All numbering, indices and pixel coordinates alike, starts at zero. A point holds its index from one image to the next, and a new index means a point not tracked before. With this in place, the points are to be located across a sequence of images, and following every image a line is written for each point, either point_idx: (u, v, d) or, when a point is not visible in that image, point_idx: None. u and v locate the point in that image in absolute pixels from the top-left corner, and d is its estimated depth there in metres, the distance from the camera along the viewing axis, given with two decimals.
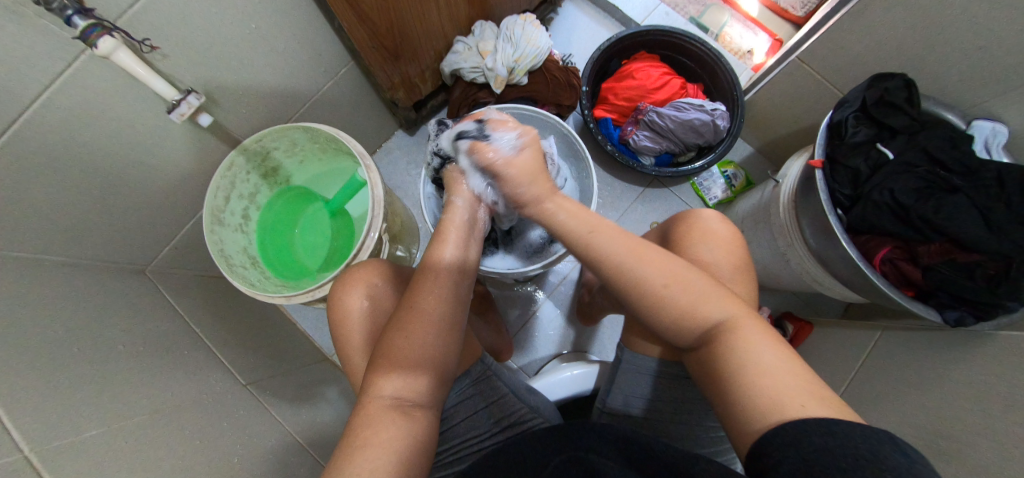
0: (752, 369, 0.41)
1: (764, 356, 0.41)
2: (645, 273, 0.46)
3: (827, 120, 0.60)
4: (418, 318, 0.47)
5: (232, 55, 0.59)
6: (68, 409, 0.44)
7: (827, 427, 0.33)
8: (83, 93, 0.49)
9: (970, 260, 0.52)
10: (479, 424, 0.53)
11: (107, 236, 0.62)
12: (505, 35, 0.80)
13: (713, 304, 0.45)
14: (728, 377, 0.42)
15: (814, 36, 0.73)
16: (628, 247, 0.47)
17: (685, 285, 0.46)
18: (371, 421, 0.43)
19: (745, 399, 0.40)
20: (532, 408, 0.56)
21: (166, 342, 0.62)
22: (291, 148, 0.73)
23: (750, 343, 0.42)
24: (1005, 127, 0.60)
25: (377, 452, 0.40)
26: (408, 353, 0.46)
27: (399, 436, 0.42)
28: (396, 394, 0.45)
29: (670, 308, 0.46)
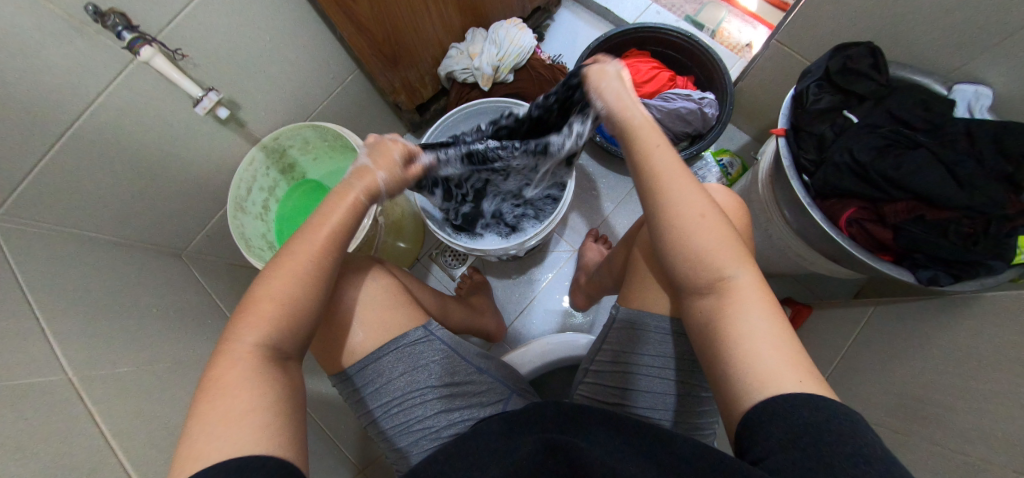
0: (747, 333, 0.40)
1: (756, 322, 0.40)
2: (683, 205, 0.45)
3: (791, 92, 0.62)
4: (288, 266, 0.43)
5: (252, 64, 0.70)
6: (107, 349, 0.53)
7: (814, 403, 0.34)
8: (132, 96, 0.60)
9: (941, 217, 0.51)
10: (417, 382, 0.56)
11: (151, 221, 0.73)
12: (491, 38, 0.88)
13: (733, 259, 0.43)
14: (722, 336, 0.41)
15: (790, 16, 0.72)
16: (674, 180, 0.46)
17: (713, 231, 0.44)
18: (229, 380, 0.37)
19: (738, 357, 0.39)
20: (476, 369, 0.59)
21: (193, 311, 0.72)
22: (305, 146, 0.83)
23: (747, 306, 0.41)
24: (988, 88, 0.59)
25: (240, 419, 0.35)
26: (274, 308, 0.41)
27: (261, 395, 0.37)
28: (255, 343, 0.40)
29: (697, 242, 0.44)
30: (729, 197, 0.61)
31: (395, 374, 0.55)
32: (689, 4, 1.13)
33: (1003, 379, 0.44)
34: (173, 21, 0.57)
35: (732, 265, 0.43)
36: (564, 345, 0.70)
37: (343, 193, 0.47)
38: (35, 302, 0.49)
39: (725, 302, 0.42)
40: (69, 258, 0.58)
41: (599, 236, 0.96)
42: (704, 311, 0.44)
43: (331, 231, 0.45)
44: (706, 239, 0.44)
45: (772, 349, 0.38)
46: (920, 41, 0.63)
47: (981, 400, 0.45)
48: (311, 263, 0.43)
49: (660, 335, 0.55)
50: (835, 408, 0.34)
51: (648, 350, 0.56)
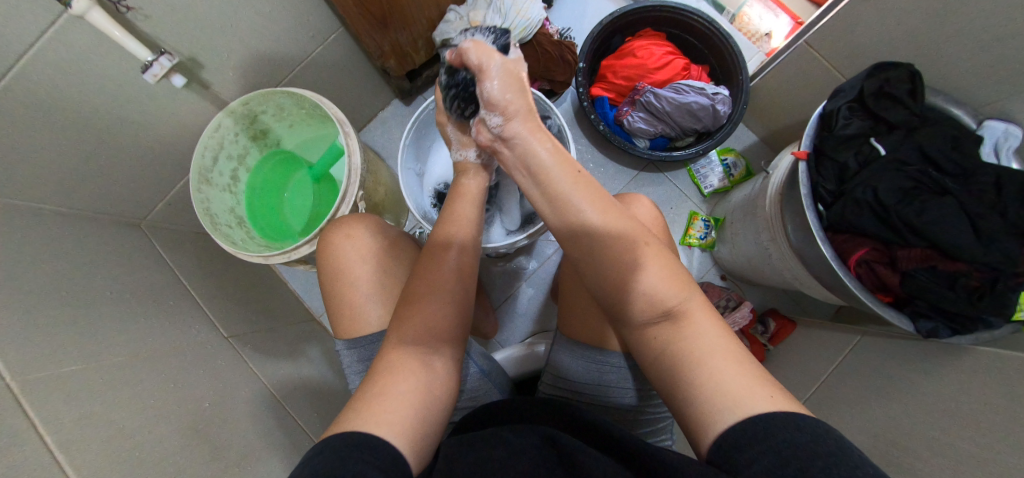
0: (705, 352, 0.38)
1: (707, 339, 0.39)
2: (616, 241, 0.41)
3: (819, 109, 0.57)
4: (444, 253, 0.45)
5: (216, 18, 0.60)
6: (62, 348, 0.47)
7: (797, 422, 0.32)
8: (69, 51, 0.51)
9: (952, 269, 0.50)
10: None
11: (102, 190, 0.65)
12: (495, 5, 0.77)
13: (673, 285, 0.41)
14: (681, 368, 0.38)
15: (829, 14, 0.68)
16: (598, 207, 0.41)
17: (651, 262, 0.41)
18: (393, 368, 0.40)
19: (699, 385, 0.37)
20: (482, 372, 0.56)
21: (155, 291, 0.66)
22: (279, 113, 0.75)
23: (696, 326, 0.40)
24: (1018, 130, 0.55)
25: (399, 405, 0.38)
26: (427, 304, 0.43)
27: (416, 387, 0.40)
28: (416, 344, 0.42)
29: (635, 278, 0.41)
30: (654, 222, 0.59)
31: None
32: None
33: (989, 443, 0.44)
34: None
35: (673, 292, 0.41)
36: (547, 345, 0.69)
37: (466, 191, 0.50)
38: None
39: (674, 331, 0.40)
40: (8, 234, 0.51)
41: None
42: (650, 344, 0.41)
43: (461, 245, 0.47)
44: (644, 271, 0.41)
45: (733, 366, 0.37)
46: (958, 68, 0.58)
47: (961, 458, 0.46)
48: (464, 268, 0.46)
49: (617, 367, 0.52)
50: (818, 426, 0.32)
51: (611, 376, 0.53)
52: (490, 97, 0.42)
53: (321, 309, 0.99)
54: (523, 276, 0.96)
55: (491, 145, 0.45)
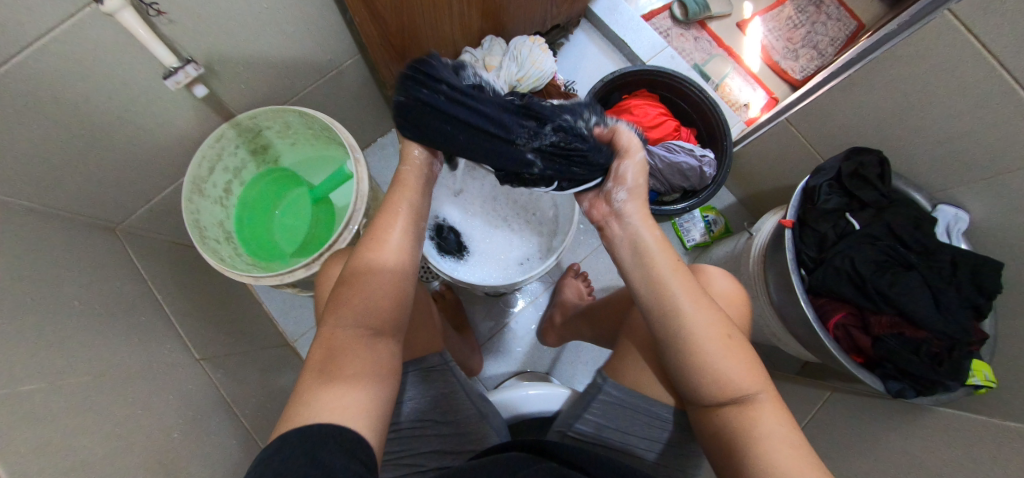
0: (767, 436, 0.40)
1: (772, 427, 0.40)
2: (699, 331, 0.43)
3: (803, 183, 0.64)
4: (372, 270, 0.46)
5: (240, 31, 0.60)
6: (23, 363, 0.42)
7: None
8: (81, 45, 0.49)
9: (917, 336, 0.56)
10: (428, 412, 0.53)
11: (80, 191, 0.61)
12: (512, 54, 0.82)
13: (745, 372, 0.43)
14: (737, 442, 0.41)
15: (807, 99, 0.76)
16: (688, 292, 0.45)
17: (728, 350, 0.43)
18: (338, 357, 0.41)
19: (748, 458, 0.39)
20: (483, 413, 0.55)
21: (122, 304, 0.61)
22: (284, 130, 0.73)
23: (761, 412, 0.41)
24: (967, 215, 0.64)
25: (350, 406, 0.38)
26: (367, 294, 0.45)
27: (365, 391, 0.40)
28: (355, 335, 0.43)
29: (710, 363, 0.43)
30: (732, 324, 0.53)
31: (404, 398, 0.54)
32: (699, 52, 1.14)
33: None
34: None
35: (746, 380, 0.42)
36: (549, 393, 0.67)
37: (403, 181, 0.52)
38: None
39: (743, 415, 0.41)
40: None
41: (580, 272, 0.93)
42: (714, 421, 0.43)
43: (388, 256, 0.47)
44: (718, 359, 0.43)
45: (790, 454, 0.38)
46: (919, 156, 0.66)
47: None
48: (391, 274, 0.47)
49: (658, 420, 0.52)
50: None
51: (649, 427, 0.52)
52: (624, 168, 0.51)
53: (296, 333, 0.94)
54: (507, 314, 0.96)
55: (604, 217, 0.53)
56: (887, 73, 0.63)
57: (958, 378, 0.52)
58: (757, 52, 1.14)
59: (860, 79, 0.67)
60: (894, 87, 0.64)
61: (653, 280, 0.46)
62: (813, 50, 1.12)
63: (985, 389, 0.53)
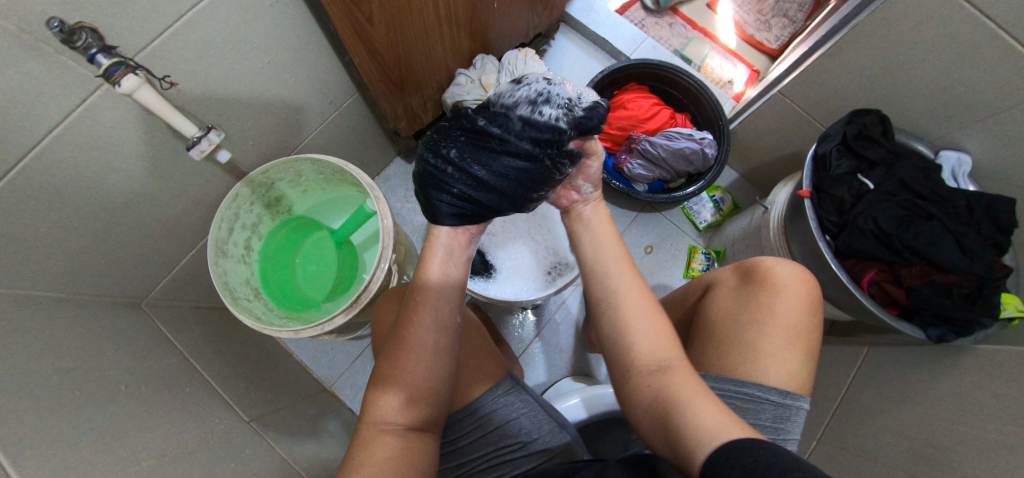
0: (688, 395, 0.41)
1: (691, 387, 0.42)
2: (625, 298, 0.49)
3: (812, 152, 0.66)
4: (408, 343, 0.48)
5: (243, 89, 0.60)
6: (90, 456, 0.42)
7: (749, 448, 0.33)
8: (95, 128, 0.49)
9: (947, 281, 0.58)
10: (510, 437, 0.54)
11: (105, 273, 0.60)
12: (508, 70, 0.85)
13: (665, 344, 0.46)
14: (662, 406, 0.42)
15: (796, 71, 0.79)
16: (629, 285, 0.50)
17: (649, 322, 0.48)
18: (367, 443, 0.44)
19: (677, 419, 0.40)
20: (560, 424, 0.56)
21: (165, 378, 0.60)
22: (296, 179, 0.73)
23: (678, 376, 0.43)
24: (969, 156, 0.67)
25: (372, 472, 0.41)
26: (403, 369, 0.47)
27: (389, 459, 0.42)
28: (391, 415, 0.45)
29: (644, 328, 0.47)
30: (797, 313, 0.52)
31: (489, 427, 0.55)
32: (676, 37, 1.17)
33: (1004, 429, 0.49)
34: (157, 39, 0.47)
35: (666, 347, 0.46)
36: (586, 398, 0.70)
37: (430, 251, 0.52)
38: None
39: (664, 380, 0.43)
40: (16, 326, 0.46)
41: None
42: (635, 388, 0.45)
43: (433, 291, 0.50)
44: (650, 334, 0.46)
45: (708, 407, 0.39)
46: (914, 107, 0.69)
47: (983, 447, 0.50)
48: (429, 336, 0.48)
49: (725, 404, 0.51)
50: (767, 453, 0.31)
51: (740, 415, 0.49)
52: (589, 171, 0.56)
53: (333, 378, 0.93)
54: (539, 324, 0.97)
55: (572, 205, 0.58)
56: (868, 35, 0.66)
57: (994, 315, 0.53)
58: (730, 29, 1.17)
59: (844, 44, 0.69)
60: (878, 47, 0.66)
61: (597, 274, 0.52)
62: (784, 18, 1.15)
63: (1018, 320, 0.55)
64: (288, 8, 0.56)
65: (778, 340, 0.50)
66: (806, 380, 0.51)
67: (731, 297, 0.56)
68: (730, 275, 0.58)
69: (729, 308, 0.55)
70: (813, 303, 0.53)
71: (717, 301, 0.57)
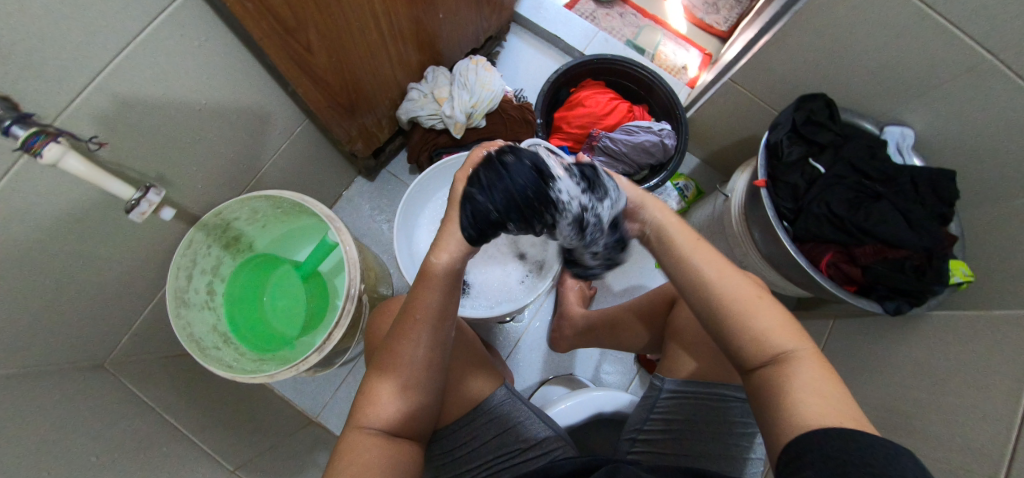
0: (801, 389, 0.34)
1: (809, 382, 0.35)
2: (730, 288, 0.38)
3: (765, 141, 0.68)
4: (397, 359, 0.45)
5: (183, 132, 0.57)
6: None
7: (858, 441, 0.29)
8: (25, 196, 0.46)
9: (899, 256, 0.61)
10: (504, 450, 0.55)
11: (59, 339, 0.58)
12: (460, 82, 0.84)
13: (781, 328, 0.37)
14: (776, 403, 0.35)
15: (745, 57, 0.80)
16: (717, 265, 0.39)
17: (762, 306, 0.38)
18: (353, 451, 0.43)
19: (784, 409, 0.34)
20: (559, 434, 0.56)
21: (142, 439, 0.59)
22: (252, 217, 0.71)
23: (799, 368, 0.36)
24: (911, 130, 0.69)
25: None
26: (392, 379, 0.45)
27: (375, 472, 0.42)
28: (376, 424, 0.45)
29: (750, 321, 0.37)
30: None
31: (483, 438, 0.55)
32: (628, 27, 1.17)
33: (957, 393, 0.52)
34: (78, 97, 0.45)
35: (780, 333, 0.37)
36: (584, 398, 0.71)
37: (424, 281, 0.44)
38: None
39: (778, 375, 0.36)
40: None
41: None
42: (756, 387, 0.37)
43: (433, 297, 0.44)
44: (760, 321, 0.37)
45: (823, 404, 0.33)
46: (855, 87, 0.72)
47: (940, 410, 0.53)
48: (418, 352, 0.45)
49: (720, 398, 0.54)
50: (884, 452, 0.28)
51: (713, 412, 0.53)
52: (637, 203, 0.45)
53: (318, 408, 0.92)
54: (519, 329, 0.97)
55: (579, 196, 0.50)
56: (807, 20, 0.67)
57: (943, 283, 0.56)
58: (680, 14, 1.18)
59: (786, 30, 0.71)
60: (817, 31, 0.68)
61: (678, 255, 0.40)
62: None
63: (966, 283, 0.59)
64: (218, 45, 0.54)
65: None
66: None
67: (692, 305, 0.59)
68: None
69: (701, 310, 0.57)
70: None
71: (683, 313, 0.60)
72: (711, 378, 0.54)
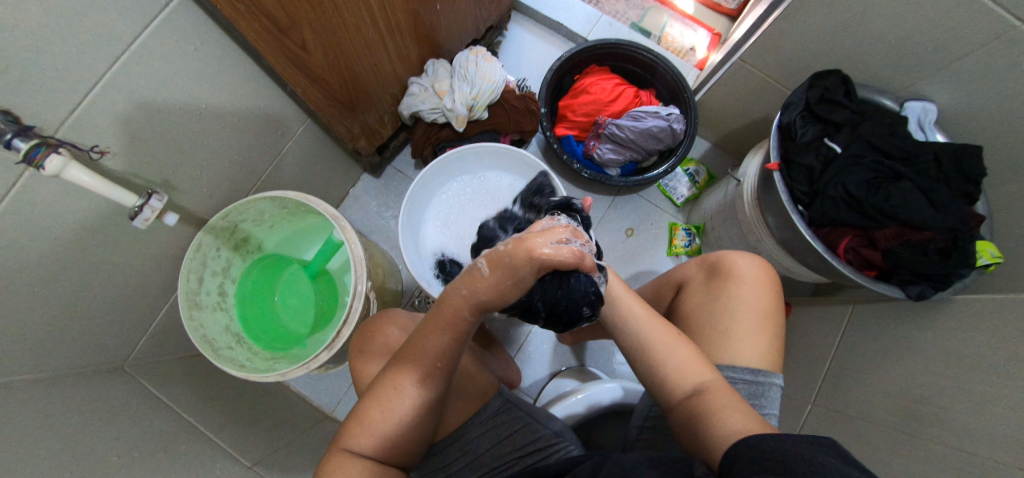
0: (720, 408, 0.39)
1: (727, 404, 0.40)
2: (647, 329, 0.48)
3: (777, 122, 0.65)
4: (404, 379, 0.44)
5: (185, 137, 0.58)
6: None
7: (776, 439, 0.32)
8: (34, 205, 0.47)
9: (922, 238, 0.58)
10: (500, 458, 0.55)
11: (79, 344, 0.59)
12: (460, 74, 0.82)
13: (692, 365, 0.44)
14: (694, 421, 0.40)
15: (755, 35, 0.77)
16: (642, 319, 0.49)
17: (676, 345, 0.46)
18: (344, 466, 0.42)
19: (705, 426, 0.39)
20: (557, 433, 0.57)
21: (162, 438, 0.60)
22: (260, 218, 0.71)
23: (721, 394, 0.41)
24: (933, 105, 0.66)
25: None
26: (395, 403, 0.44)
27: None
28: (371, 450, 0.44)
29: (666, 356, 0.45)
30: (760, 301, 0.53)
31: (479, 451, 0.55)
32: (633, 9, 1.13)
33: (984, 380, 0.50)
34: (79, 107, 0.45)
35: (694, 370, 0.44)
36: (594, 391, 0.71)
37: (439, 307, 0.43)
38: None
39: (701, 400, 0.41)
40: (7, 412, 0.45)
41: None
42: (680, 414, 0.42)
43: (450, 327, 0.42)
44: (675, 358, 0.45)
45: (741, 421, 0.37)
46: (873, 61, 0.68)
47: (966, 398, 0.51)
48: (423, 377, 0.44)
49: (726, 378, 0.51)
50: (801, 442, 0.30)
51: None
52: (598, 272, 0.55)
53: (332, 403, 0.94)
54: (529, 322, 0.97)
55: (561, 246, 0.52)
56: None
57: (969, 265, 0.54)
58: None
59: (797, 5, 0.67)
60: (831, 4, 0.64)
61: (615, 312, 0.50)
62: None
63: (996, 264, 0.57)
64: (214, 48, 0.54)
65: (748, 323, 0.51)
66: (776, 356, 0.51)
67: (700, 293, 0.57)
68: (698, 271, 0.60)
69: (700, 302, 0.56)
70: (775, 294, 0.54)
71: (690, 298, 0.58)
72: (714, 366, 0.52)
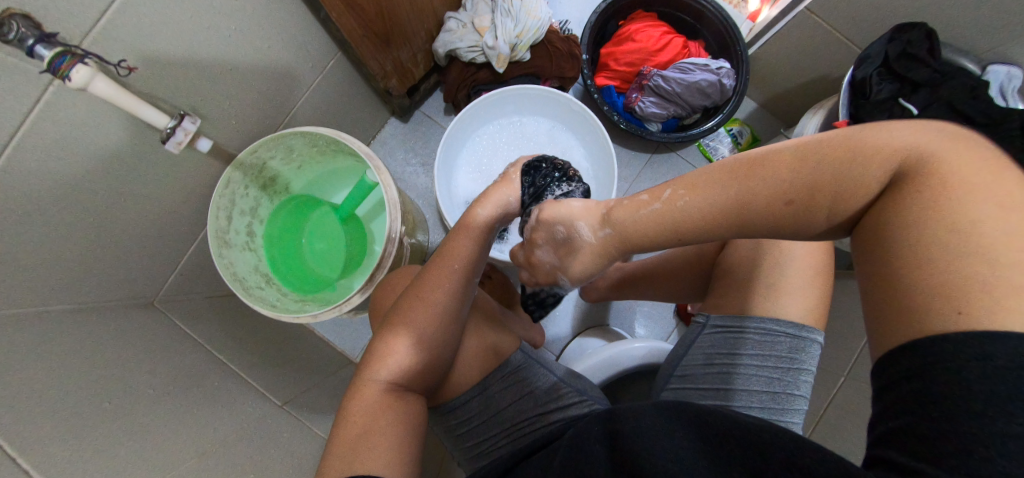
0: (950, 216, 0.26)
1: (954, 201, 0.26)
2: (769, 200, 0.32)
3: (849, 77, 0.64)
4: (420, 310, 0.48)
5: (213, 63, 0.53)
6: (137, 469, 0.42)
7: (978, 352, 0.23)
8: (59, 126, 0.44)
9: None
10: (521, 413, 0.54)
11: (110, 278, 0.58)
12: (503, 8, 0.75)
13: (882, 170, 0.29)
14: (901, 249, 0.28)
15: None
16: (728, 195, 0.34)
17: (842, 182, 0.30)
18: (365, 401, 0.44)
19: (924, 278, 0.26)
20: (579, 391, 0.56)
21: (197, 374, 0.60)
22: (289, 156, 0.68)
23: (936, 179, 0.27)
24: (1020, 70, 0.61)
25: (368, 438, 0.41)
26: (411, 335, 0.47)
27: (388, 420, 0.43)
28: (389, 377, 0.46)
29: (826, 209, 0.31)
30: (812, 260, 0.51)
31: (501, 405, 0.54)
32: None
33: None
34: (103, 18, 0.40)
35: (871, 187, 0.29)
36: (623, 350, 0.71)
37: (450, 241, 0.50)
38: (40, 428, 0.38)
39: (903, 205, 0.28)
40: (42, 343, 0.44)
41: None
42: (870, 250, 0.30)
43: (463, 245, 0.50)
44: (843, 197, 0.30)
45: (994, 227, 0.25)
46: (963, 17, 0.62)
47: None
48: (443, 300, 0.48)
49: (767, 337, 0.50)
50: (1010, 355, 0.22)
51: (759, 352, 0.50)
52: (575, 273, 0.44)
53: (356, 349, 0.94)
54: None
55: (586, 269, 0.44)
56: None
57: None
58: None
59: None
60: None
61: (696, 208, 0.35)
62: None
63: None
64: None
65: (797, 281, 0.51)
66: (820, 314, 0.51)
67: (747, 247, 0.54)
68: None
69: (750, 259, 0.53)
70: (827, 252, 0.52)
71: (735, 254, 0.55)
72: (756, 315, 0.51)
